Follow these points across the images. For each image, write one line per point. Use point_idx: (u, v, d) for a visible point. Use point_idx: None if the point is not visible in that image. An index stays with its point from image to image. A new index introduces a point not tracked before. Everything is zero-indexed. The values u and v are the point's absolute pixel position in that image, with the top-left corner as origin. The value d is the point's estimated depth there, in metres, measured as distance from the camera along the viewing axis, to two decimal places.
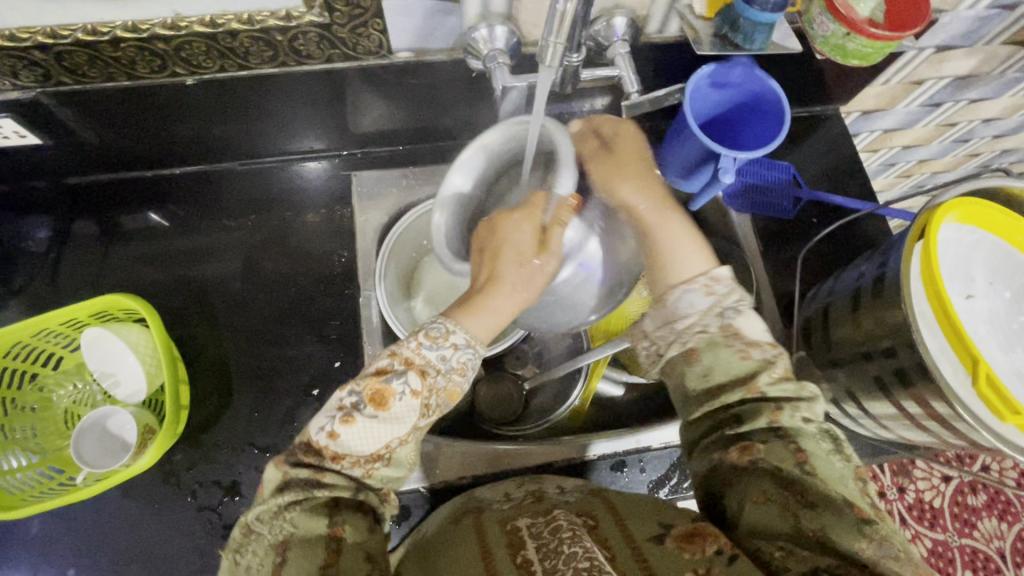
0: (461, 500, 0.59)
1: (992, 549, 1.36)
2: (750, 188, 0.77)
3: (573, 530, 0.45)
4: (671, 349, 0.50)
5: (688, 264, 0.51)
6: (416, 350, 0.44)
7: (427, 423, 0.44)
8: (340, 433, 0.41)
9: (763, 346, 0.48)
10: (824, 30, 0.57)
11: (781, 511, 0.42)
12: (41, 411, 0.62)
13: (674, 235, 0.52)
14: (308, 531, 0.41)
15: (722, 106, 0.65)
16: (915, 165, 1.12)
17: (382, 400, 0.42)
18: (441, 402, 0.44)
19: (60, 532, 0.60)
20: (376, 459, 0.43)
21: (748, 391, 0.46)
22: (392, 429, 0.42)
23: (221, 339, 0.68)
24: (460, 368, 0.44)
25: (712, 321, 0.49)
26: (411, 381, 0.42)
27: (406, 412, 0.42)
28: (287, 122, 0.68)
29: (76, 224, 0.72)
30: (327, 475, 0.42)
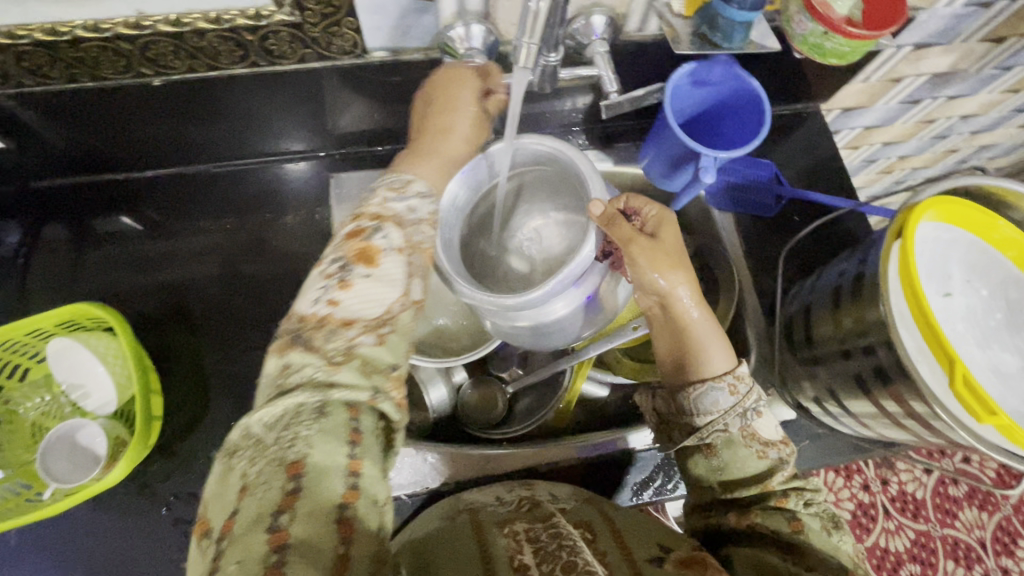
0: (452, 501, 0.58)
1: (973, 538, 1.39)
2: (734, 186, 0.77)
3: (573, 540, 0.45)
4: (687, 439, 0.51)
5: (713, 359, 0.51)
6: (381, 205, 0.43)
7: (421, 289, 0.42)
8: (340, 298, 0.38)
9: (777, 446, 0.50)
10: (803, 29, 0.57)
11: (778, 562, 0.43)
12: (7, 424, 0.60)
13: (704, 330, 0.52)
14: (325, 458, 0.32)
15: (703, 103, 0.65)
16: (896, 160, 1.13)
17: (369, 257, 0.40)
18: (423, 262, 0.43)
19: (29, 548, 0.58)
20: (383, 323, 0.39)
21: (762, 488, 0.48)
22: (389, 289, 0.40)
23: (197, 346, 0.67)
24: (430, 217, 0.45)
25: (734, 420, 0.49)
26: (392, 235, 0.41)
27: (396, 271, 0.40)
28: (262, 123, 0.66)
29: (45, 229, 0.70)
30: (336, 371, 0.35)
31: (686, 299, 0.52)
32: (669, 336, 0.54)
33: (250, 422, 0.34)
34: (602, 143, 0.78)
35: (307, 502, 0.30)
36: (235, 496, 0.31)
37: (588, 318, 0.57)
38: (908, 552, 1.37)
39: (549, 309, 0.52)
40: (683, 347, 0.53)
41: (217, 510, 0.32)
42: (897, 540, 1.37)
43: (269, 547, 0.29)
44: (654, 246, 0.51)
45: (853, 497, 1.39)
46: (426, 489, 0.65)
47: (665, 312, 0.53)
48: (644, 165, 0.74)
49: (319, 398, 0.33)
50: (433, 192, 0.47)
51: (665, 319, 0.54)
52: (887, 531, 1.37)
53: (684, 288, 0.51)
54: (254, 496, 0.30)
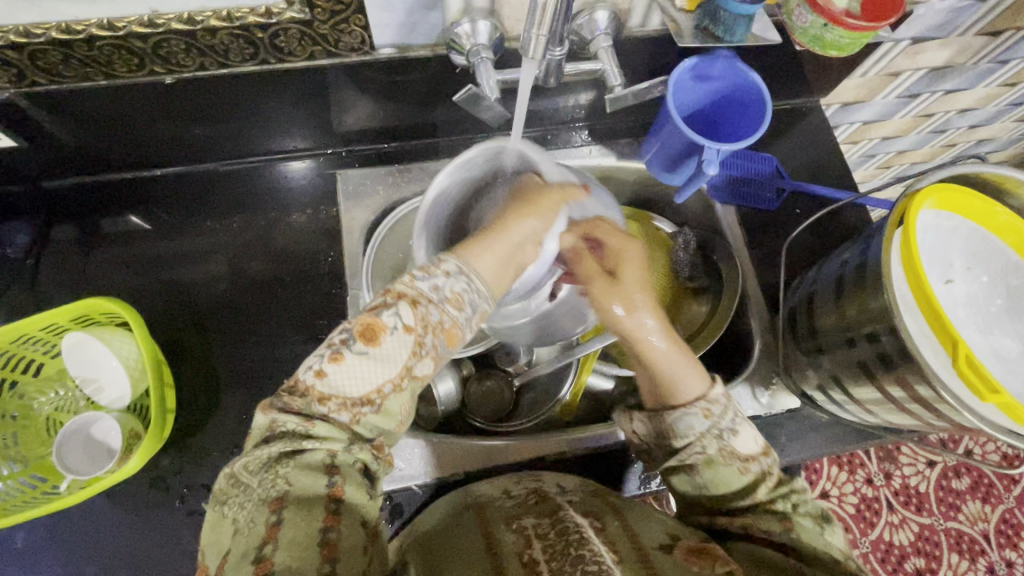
0: (459, 496, 0.58)
1: (976, 531, 1.40)
2: (736, 180, 0.79)
3: (580, 532, 0.46)
4: (670, 462, 0.51)
5: (684, 383, 0.51)
6: (410, 284, 0.43)
7: (422, 370, 0.43)
8: (328, 371, 0.41)
9: (759, 458, 0.49)
10: (803, 22, 0.58)
11: (779, 559, 0.45)
12: (22, 419, 0.60)
13: (671, 360, 0.51)
14: (304, 486, 0.39)
15: (704, 98, 0.66)
16: (895, 155, 1.14)
17: (373, 336, 0.42)
18: (439, 342, 0.43)
19: (44, 542, 0.58)
20: (363, 403, 0.42)
21: (752, 498, 0.48)
22: (384, 370, 0.42)
23: (208, 342, 0.67)
24: (453, 298, 0.44)
25: (711, 443, 0.49)
26: (403, 314, 0.42)
27: (398, 349, 0.42)
28: (269, 121, 0.67)
29: (56, 228, 0.70)
30: (319, 428, 0.40)
31: (652, 332, 0.52)
32: (643, 369, 0.53)
33: (234, 468, 0.41)
34: (605, 139, 0.79)
35: (296, 519, 0.37)
36: (229, 536, 0.38)
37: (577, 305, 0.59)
38: (912, 545, 1.38)
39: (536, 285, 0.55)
40: (657, 375, 0.52)
41: (212, 554, 0.38)
42: (901, 534, 1.38)
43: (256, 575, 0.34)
44: (615, 286, 0.54)
45: (856, 491, 1.40)
46: (434, 479, 0.65)
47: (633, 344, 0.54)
48: (646, 160, 0.75)
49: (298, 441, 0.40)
50: (466, 269, 0.46)
51: (636, 356, 0.54)
52: (891, 524, 1.38)
53: (648, 319, 0.53)
54: (245, 534, 0.37)
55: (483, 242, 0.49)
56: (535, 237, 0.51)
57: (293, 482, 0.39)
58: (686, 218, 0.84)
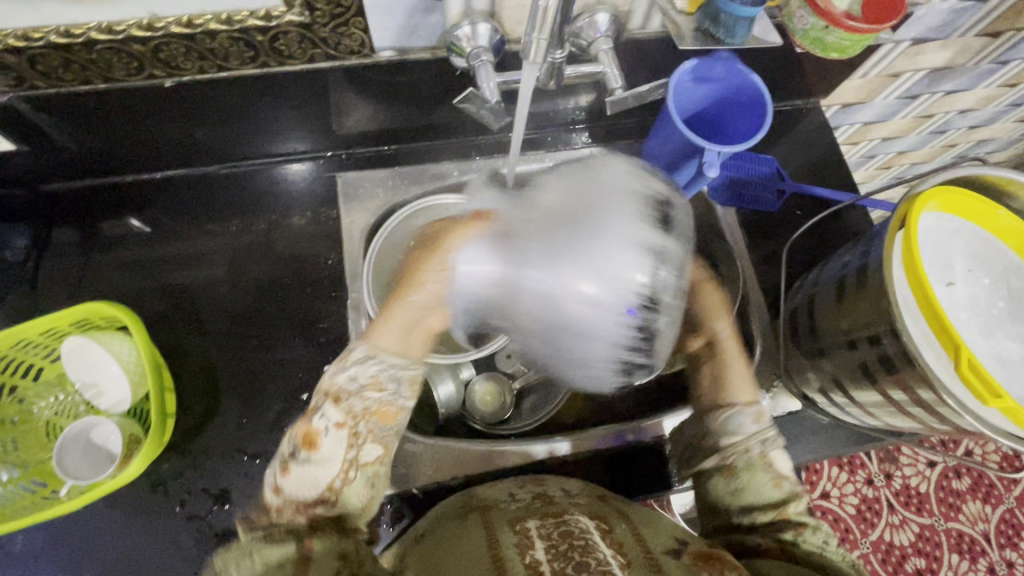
0: (461, 500, 0.58)
1: (977, 531, 1.39)
2: (736, 182, 0.78)
3: (585, 536, 0.46)
4: (708, 459, 0.55)
5: (741, 389, 0.57)
6: (333, 382, 0.49)
7: (365, 454, 0.48)
8: (281, 483, 0.47)
9: (794, 481, 0.52)
10: (804, 24, 0.58)
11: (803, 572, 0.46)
12: (21, 424, 0.60)
13: (737, 366, 0.58)
14: (275, 560, 0.43)
15: (705, 100, 0.66)
16: (895, 156, 1.14)
17: (311, 442, 0.47)
18: (373, 424, 0.49)
19: (43, 547, 0.58)
20: (319, 503, 0.46)
21: (778, 514, 0.50)
22: (326, 470, 0.46)
23: (208, 346, 0.67)
24: (372, 383, 0.49)
25: (756, 445, 0.53)
26: (330, 414, 0.48)
27: (335, 447, 0.47)
28: (269, 124, 0.67)
29: (56, 231, 0.70)
30: (267, 545, 0.43)
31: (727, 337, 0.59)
32: (709, 373, 0.59)
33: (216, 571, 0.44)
34: (605, 140, 0.79)
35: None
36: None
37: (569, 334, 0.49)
38: (913, 546, 1.37)
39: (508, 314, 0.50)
40: (721, 376, 0.58)
41: None
42: (902, 534, 1.38)
43: None
44: (711, 291, 0.59)
45: (856, 492, 1.40)
46: (435, 482, 0.65)
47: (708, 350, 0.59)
48: (645, 161, 0.75)
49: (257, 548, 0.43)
50: (380, 350, 0.51)
51: (706, 355, 0.59)
52: (891, 525, 1.38)
53: (725, 330, 0.59)
54: None
55: (383, 320, 0.52)
56: (419, 307, 0.53)
57: (264, 560, 0.43)
58: None
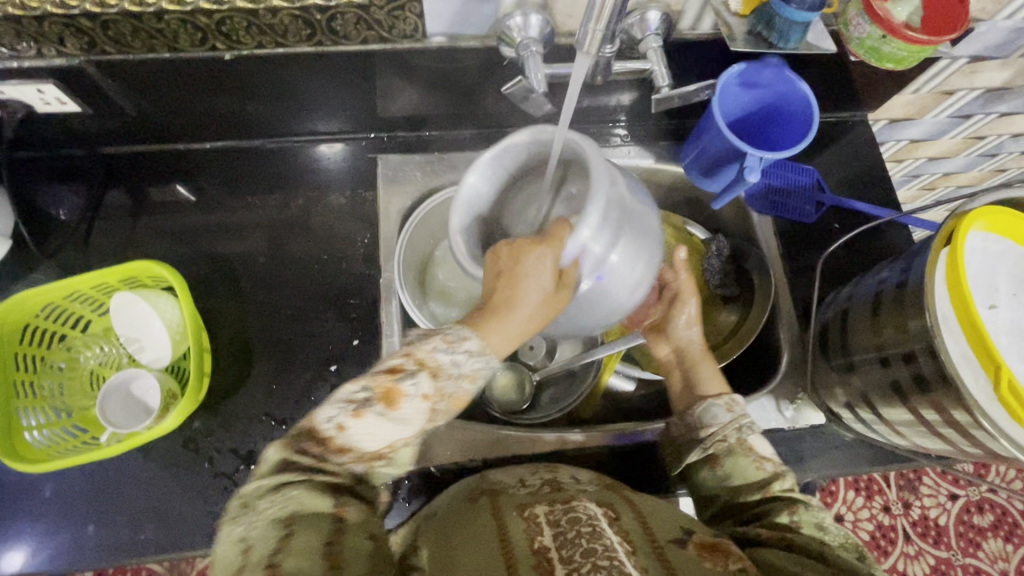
0: (473, 481, 0.58)
1: (995, 570, 1.35)
2: (773, 190, 0.77)
3: (592, 524, 0.46)
4: (693, 453, 0.57)
5: (713, 384, 0.62)
6: (427, 350, 0.45)
7: (431, 427, 0.46)
8: (349, 425, 0.42)
9: (774, 462, 0.55)
10: (861, 32, 0.57)
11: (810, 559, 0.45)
12: (68, 370, 0.63)
13: (707, 368, 0.64)
14: (313, 509, 0.40)
15: (750, 105, 0.66)
16: (939, 177, 1.11)
17: (393, 399, 0.43)
18: (448, 408, 0.46)
19: (78, 490, 0.61)
20: (378, 457, 0.44)
21: (765, 493, 0.52)
22: (401, 429, 0.43)
23: (244, 313, 0.70)
24: (470, 375, 0.46)
25: (732, 433, 0.56)
26: (423, 383, 0.44)
27: (415, 415, 0.44)
28: (316, 102, 0.69)
29: (109, 194, 0.73)
30: (328, 470, 0.42)
31: (698, 346, 0.65)
32: (681, 377, 0.64)
33: (245, 492, 0.40)
34: (644, 140, 0.79)
35: (303, 534, 0.38)
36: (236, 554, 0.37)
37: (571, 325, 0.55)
38: None
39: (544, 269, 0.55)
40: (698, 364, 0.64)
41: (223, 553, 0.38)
42: (916, 566, 1.35)
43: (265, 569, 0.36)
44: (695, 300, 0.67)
45: (872, 518, 1.37)
46: (451, 462, 0.67)
47: (682, 358, 0.65)
48: (683, 164, 0.75)
49: (313, 474, 0.41)
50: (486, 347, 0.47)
51: (679, 364, 0.66)
52: (907, 556, 1.35)
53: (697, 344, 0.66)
54: (257, 550, 0.37)
55: (494, 306, 0.47)
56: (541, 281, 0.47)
57: (298, 507, 0.40)
58: (720, 225, 0.83)
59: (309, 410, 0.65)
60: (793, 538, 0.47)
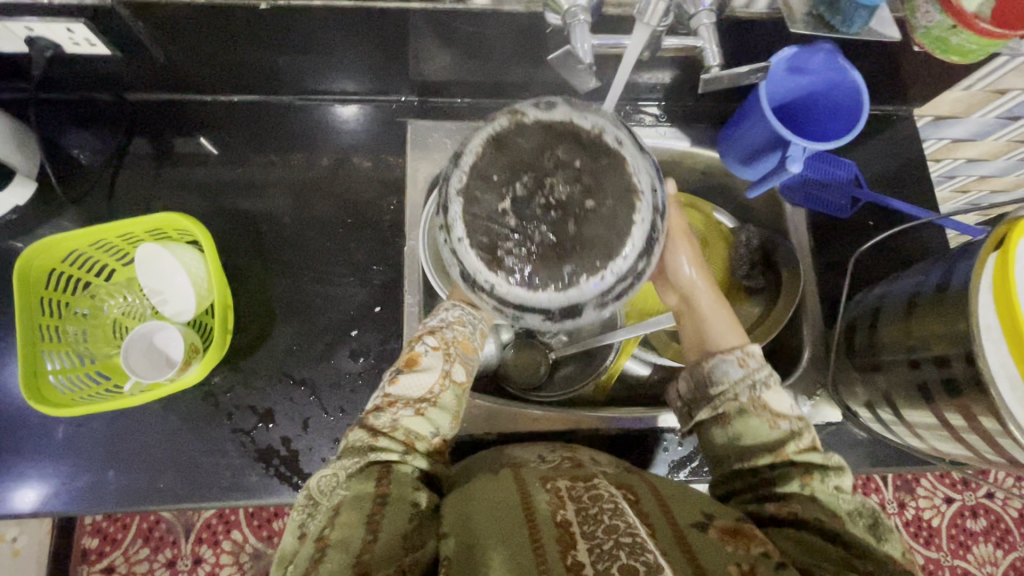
0: (493, 455, 0.59)
1: (983, 573, 1.38)
2: (810, 182, 0.75)
3: (614, 502, 0.46)
4: (702, 412, 0.56)
5: (726, 333, 0.59)
6: (422, 326, 0.57)
7: (456, 372, 0.56)
8: (391, 387, 0.53)
9: (791, 418, 0.53)
10: (928, 21, 0.55)
11: (826, 547, 0.45)
12: (92, 318, 0.63)
13: (718, 319, 0.60)
14: (357, 492, 0.46)
15: (796, 92, 0.64)
16: (974, 180, 1.09)
17: (412, 361, 0.55)
18: (460, 351, 0.57)
19: (99, 436, 0.62)
20: (423, 401, 0.53)
21: (776, 455, 0.51)
22: (430, 375, 0.54)
23: (266, 270, 0.69)
24: (457, 319, 0.58)
25: (744, 390, 0.54)
26: (428, 340, 0.56)
27: (434, 362, 0.55)
28: (348, 60, 0.67)
29: (134, 142, 0.72)
30: (379, 440, 0.50)
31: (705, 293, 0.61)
32: (693, 330, 0.61)
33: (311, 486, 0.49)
34: (681, 121, 0.76)
35: (350, 513, 0.44)
36: (300, 538, 0.45)
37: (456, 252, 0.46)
38: None
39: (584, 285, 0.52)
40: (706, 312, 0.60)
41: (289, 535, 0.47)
42: None
43: (315, 548, 0.42)
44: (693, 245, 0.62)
45: None
46: (468, 434, 0.68)
47: (688, 303, 0.62)
48: (719, 150, 0.73)
49: (368, 449, 0.49)
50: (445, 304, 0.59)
51: (688, 311, 0.62)
52: None
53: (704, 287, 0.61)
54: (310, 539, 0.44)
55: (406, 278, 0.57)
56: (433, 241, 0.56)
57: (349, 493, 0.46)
58: (751, 214, 0.82)
59: (328, 372, 0.65)
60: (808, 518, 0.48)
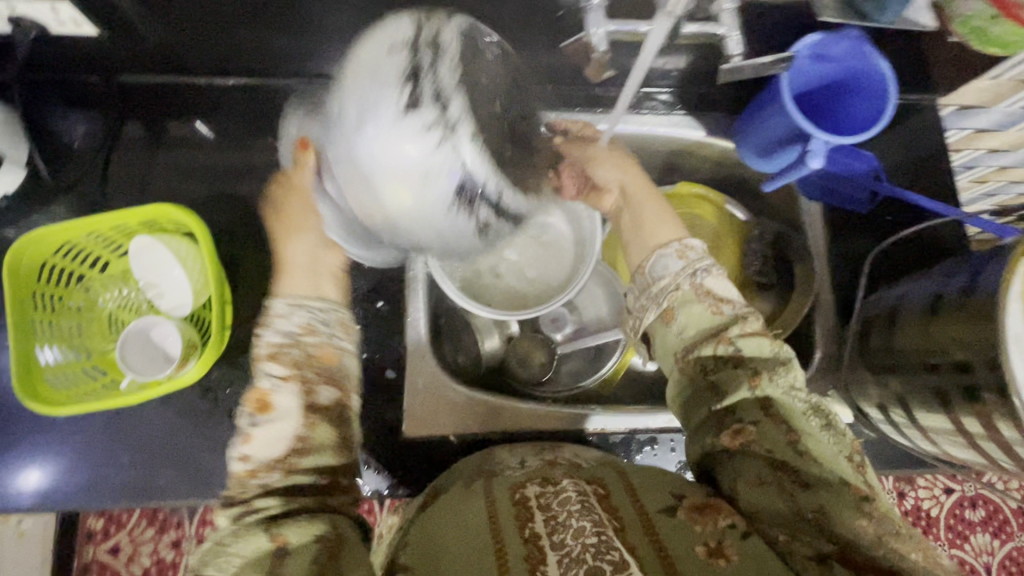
0: (479, 457, 0.61)
1: (978, 562, 1.39)
2: (828, 176, 0.72)
3: (583, 501, 0.47)
4: (649, 312, 0.56)
5: (664, 226, 0.59)
6: (262, 344, 0.50)
7: (321, 397, 0.50)
8: (246, 451, 0.47)
9: (735, 304, 0.54)
10: (967, 10, 0.52)
11: (781, 494, 0.46)
12: (86, 312, 0.62)
13: (655, 215, 0.61)
14: (252, 552, 0.42)
15: (817, 81, 0.61)
16: (994, 171, 1.05)
17: (263, 404, 0.48)
18: (321, 367, 0.50)
19: (96, 432, 0.61)
20: (291, 453, 0.47)
21: (719, 341, 0.51)
22: (288, 421, 0.48)
23: (265, 262, 0.67)
24: (306, 328, 0.51)
25: (686, 280, 0.55)
26: (274, 373, 0.49)
27: (288, 400, 0.48)
28: (348, 41, 0.64)
29: (127, 127, 0.70)
30: (261, 498, 0.45)
31: (639, 190, 0.63)
32: (632, 220, 0.62)
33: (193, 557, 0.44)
34: (695, 109, 0.73)
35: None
36: None
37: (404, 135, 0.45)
38: None
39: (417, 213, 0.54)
40: (639, 206, 0.62)
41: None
42: None
43: None
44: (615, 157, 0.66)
45: None
46: (472, 433, 0.66)
47: (624, 199, 0.64)
48: (735, 140, 0.71)
49: (244, 518, 0.45)
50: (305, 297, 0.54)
51: (624, 206, 0.64)
52: None
53: (639, 188, 0.63)
54: None
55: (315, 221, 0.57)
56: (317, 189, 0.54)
57: (241, 555, 0.42)
58: (764, 207, 0.79)
59: None
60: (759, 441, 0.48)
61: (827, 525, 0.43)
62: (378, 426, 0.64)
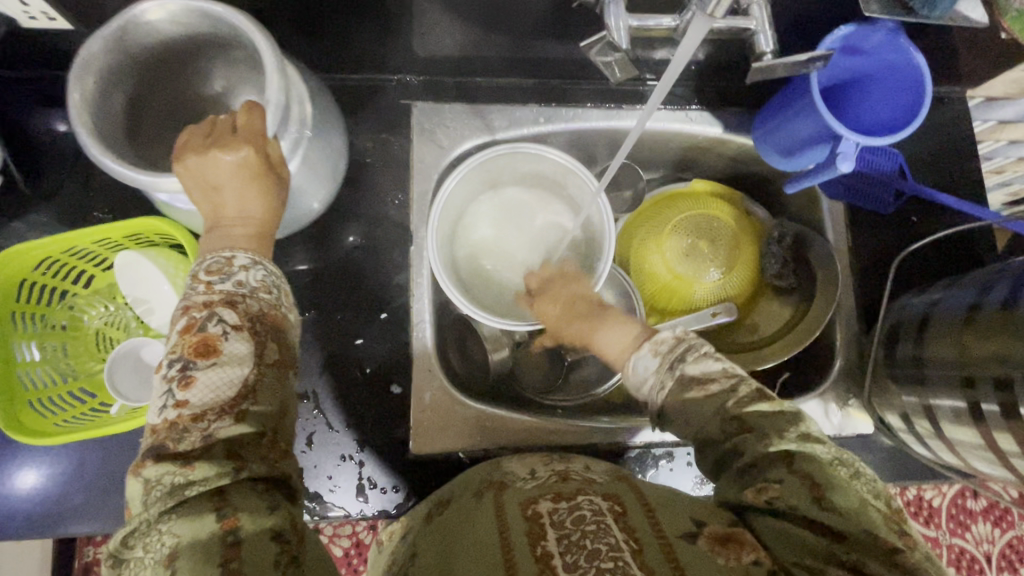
0: (488, 466, 0.57)
1: (980, 551, 1.40)
2: (852, 175, 0.69)
3: (598, 521, 0.43)
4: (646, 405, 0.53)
5: (625, 343, 0.56)
6: (207, 293, 0.44)
7: (269, 353, 0.44)
8: (185, 398, 0.41)
9: (721, 379, 0.49)
10: None
11: (811, 536, 0.41)
12: (71, 330, 0.59)
13: (613, 336, 0.57)
14: (195, 534, 0.37)
15: (846, 76, 0.58)
16: (1012, 162, 1.02)
17: (207, 349, 0.42)
18: (269, 326, 0.45)
19: (85, 453, 0.58)
20: (238, 401, 0.42)
21: (722, 409, 0.48)
22: (238, 369, 0.42)
23: None
24: (261, 285, 0.45)
25: (668, 376, 0.50)
26: (225, 317, 0.43)
27: (240, 350, 0.43)
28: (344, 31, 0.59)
29: None
30: (195, 466, 0.39)
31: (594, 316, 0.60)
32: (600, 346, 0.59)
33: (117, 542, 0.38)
34: (713, 102, 0.69)
35: (190, 561, 0.36)
36: None
37: (328, 171, 0.58)
38: None
39: (131, 38, 0.45)
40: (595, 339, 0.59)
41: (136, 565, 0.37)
42: None
43: None
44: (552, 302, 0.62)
45: None
46: (482, 450, 0.63)
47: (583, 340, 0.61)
48: (753, 138, 0.67)
49: (180, 484, 0.39)
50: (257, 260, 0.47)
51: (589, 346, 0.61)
52: None
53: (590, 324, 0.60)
54: None
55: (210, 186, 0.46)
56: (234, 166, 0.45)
57: (178, 533, 0.37)
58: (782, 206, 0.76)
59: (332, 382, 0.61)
60: (784, 494, 0.42)
61: (864, 568, 0.39)
62: (381, 442, 0.61)
